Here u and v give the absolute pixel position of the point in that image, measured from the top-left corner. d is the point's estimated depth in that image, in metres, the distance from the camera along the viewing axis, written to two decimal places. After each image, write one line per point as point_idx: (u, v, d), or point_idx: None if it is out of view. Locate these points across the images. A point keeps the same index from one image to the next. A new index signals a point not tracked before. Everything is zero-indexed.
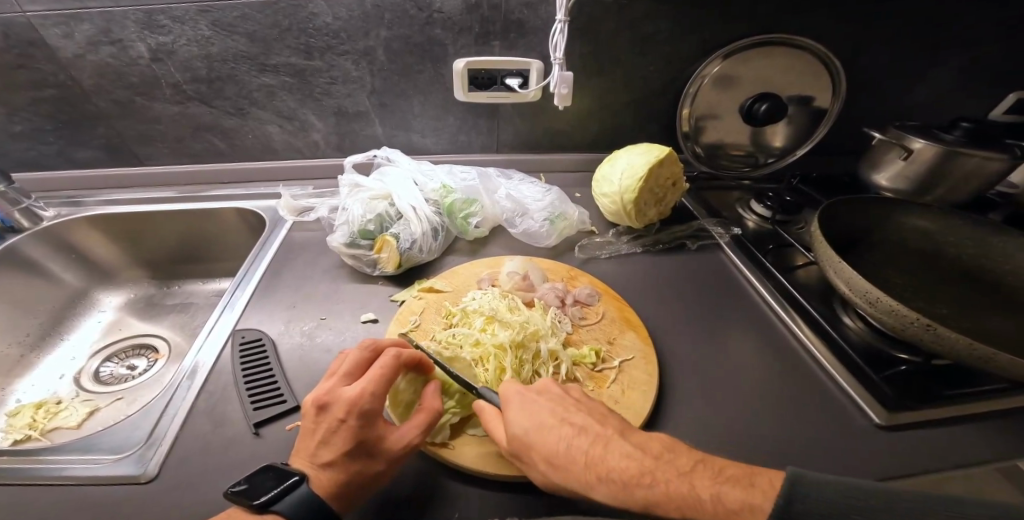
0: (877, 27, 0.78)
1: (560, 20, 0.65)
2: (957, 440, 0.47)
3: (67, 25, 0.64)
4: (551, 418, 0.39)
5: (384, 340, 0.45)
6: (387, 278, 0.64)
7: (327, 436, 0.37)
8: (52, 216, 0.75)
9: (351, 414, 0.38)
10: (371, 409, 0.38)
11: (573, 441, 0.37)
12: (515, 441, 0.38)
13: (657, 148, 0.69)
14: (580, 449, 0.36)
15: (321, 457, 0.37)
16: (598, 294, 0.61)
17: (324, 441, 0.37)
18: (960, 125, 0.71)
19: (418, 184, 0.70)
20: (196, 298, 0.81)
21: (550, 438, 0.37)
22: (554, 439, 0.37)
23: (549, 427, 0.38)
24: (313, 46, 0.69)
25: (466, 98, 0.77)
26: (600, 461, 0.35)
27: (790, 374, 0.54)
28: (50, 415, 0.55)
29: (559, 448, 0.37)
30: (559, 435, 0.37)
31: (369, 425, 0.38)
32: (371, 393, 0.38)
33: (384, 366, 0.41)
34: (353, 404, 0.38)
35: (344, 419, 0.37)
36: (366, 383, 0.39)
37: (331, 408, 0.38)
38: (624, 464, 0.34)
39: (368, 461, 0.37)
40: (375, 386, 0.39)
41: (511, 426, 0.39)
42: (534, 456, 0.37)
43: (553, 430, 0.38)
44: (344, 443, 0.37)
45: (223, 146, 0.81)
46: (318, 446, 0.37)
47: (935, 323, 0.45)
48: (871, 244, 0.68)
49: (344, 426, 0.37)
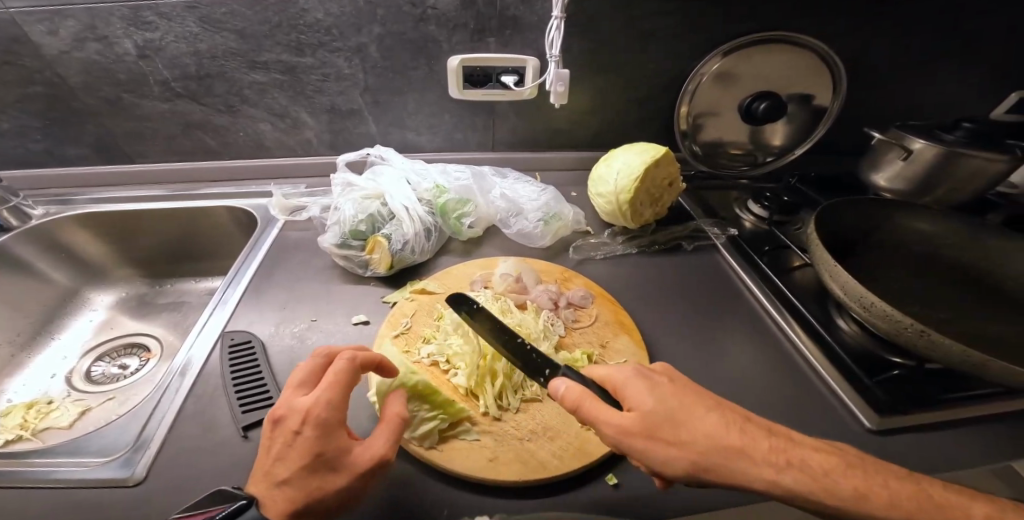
0: (879, 26, 0.77)
1: (556, 17, 0.64)
2: (954, 448, 0.46)
3: (52, 22, 0.63)
4: (699, 403, 0.35)
5: (340, 345, 0.44)
6: (380, 279, 0.63)
7: (282, 450, 0.36)
8: (40, 214, 0.74)
9: (305, 426, 0.37)
10: (327, 419, 0.37)
11: (742, 428, 0.34)
12: (657, 425, 0.34)
13: (653, 148, 0.68)
14: (759, 437, 0.34)
15: (279, 472, 0.35)
16: (592, 296, 0.61)
17: (280, 457, 0.36)
18: (962, 125, 0.70)
19: (412, 183, 0.69)
20: (189, 296, 0.81)
21: (712, 418, 0.34)
22: (708, 422, 0.34)
23: (704, 409, 0.35)
24: (305, 43, 0.68)
25: (460, 96, 0.76)
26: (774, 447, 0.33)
27: (785, 378, 0.53)
28: (41, 415, 0.54)
29: (727, 428, 0.34)
30: (722, 420, 0.34)
31: (324, 435, 0.36)
32: (323, 402, 0.37)
33: (336, 372, 0.39)
34: (306, 415, 0.37)
35: (299, 431, 0.36)
36: (319, 392, 0.38)
37: (286, 421, 0.37)
38: (823, 457, 0.33)
39: (328, 475, 0.35)
40: (328, 395, 0.38)
41: (652, 406, 0.35)
42: (688, 440, 0.33)
43: (707, 416, 0.34)
44: (298, 457, 0.35)
45: (214, 143, 0.80)
46: (275, 462, 0.36)
47: (930, 329, 0.44)
48: (868, 245, 0.68)
49: (298, 439, 0.36)
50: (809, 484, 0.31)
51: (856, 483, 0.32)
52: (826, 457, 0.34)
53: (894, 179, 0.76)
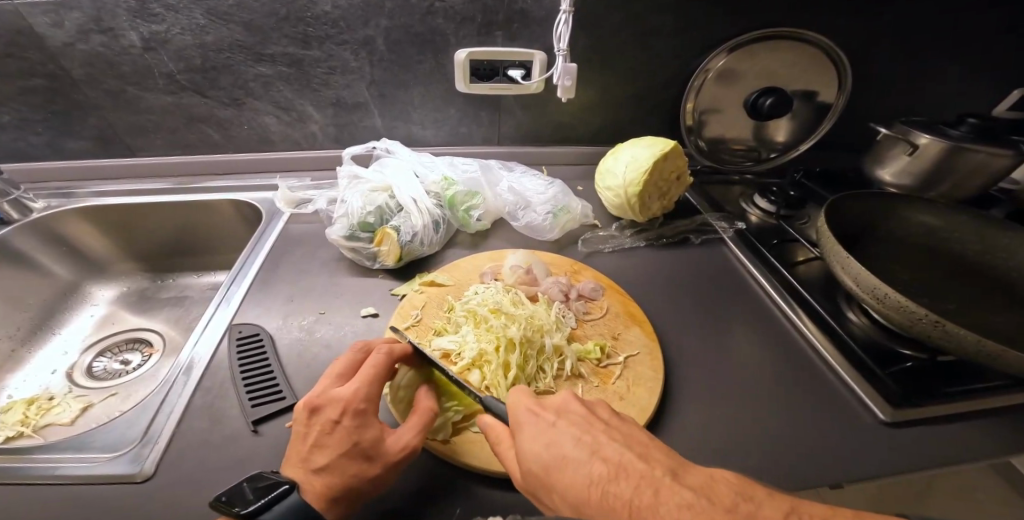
0: (883, 23, 0.77)
1: (565, 11, 0.64)
2: (967, 439, 0.46)
3: (56, 13, 0.62)
4: (576, 449, 0.33)
5: (375, 339, 0.45)
6: (387, 272, 0.63)
7: (320, 438, 0.37)
8: (41, 208, 0.73)
9: (345, 416, 0.37)
10: (366, 409, 0.38)
11: (605, 486, 0.31)
12: (533, 478, 0.34)
13: (661, 141, 0.68)
14: (619, 496, 0.29)
15: (315, 461, 0.36)
16: (602, 289, 0.61)
17: (317, 445, 0.36)
18: (967, 121, 0.71)
19: (419, 176, 0.69)
20: (191, 291, 0.80)
21: (578, 472, 0.32)
22: (572, 477, 0.32)
23: (574, 462, 0.33)
24: (312, 35, 0.68)
25: (467, 90, 0.76)
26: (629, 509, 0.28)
27: (797, 371, 0.53)
28: (42, 411, 0.54)
29: (589, 479, 0.31)
30: (590, 475, 0.32)
31: (364, 425, 0.37)
32: (364, 393, 0.39)
33: (376, 365, 0.41)
34: (346, 404, 0.38)
35: (338, 420, 0.37)
36: (359, 383, 0.39)
37: (325, 410, 0.38)
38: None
39: (364, 463, 0.36)
40: (367, 385, 0.39)
41: (528, 459, 0.35)
42: (557, 498, 0.32)
43: (576, 466, 0.32)
44: (338, 445, 0.36)
45: (218, 137, 0.79)
46: (311, 450, 0.36)
47: (944, 319, 0.44)
48: (875, 239, 0.68)
49: (337, 427, 0.37)
50: None
51: None
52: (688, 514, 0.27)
53: (899, 174, 0.76)
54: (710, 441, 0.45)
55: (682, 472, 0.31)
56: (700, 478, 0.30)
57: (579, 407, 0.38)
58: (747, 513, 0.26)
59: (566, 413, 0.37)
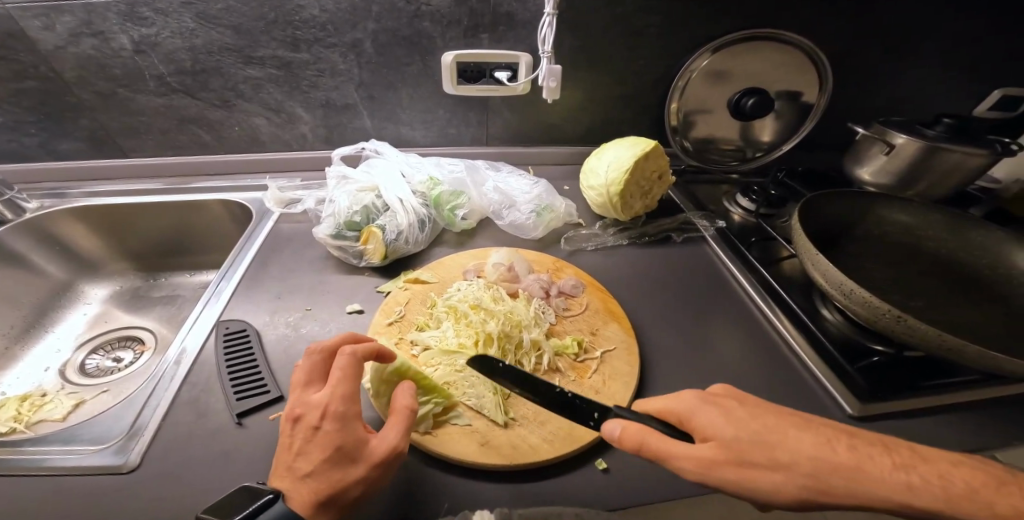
0: (863, 24, 0.79)
1: (549, 14, 0.66)
2: (932, 431, 0.48)
3: (48, 17, 0.63)
4: (781, 424, 0.33)
5: (341, 338, 0.44)
6: (374, 269, 0.64)
7: (303, 446, 0.37)
8: (34, 208, 0.74)
9: (324, 421, 0.38)
10: (344, 413, 0.38)
11: (834, 449, 0.31)
12: (748, 448, 0.32)
13: (643, 141, 0.70)
14: (756, 433, 0.32)
15: (301, 468, 0.36)
16: (583, 286, 0.62)
17: (301, 452, 0.37)
18: (942, 120, 0.72)
19: (406, 176, 0.70)
20: (183, 290, 0.81)
21: (801, 443, 0.31)
22: (798, 447, 0.31)
23: (785, 431, 0.32)
24: (301, 38, 0.69)
25: (455, 91, 0.77)
26: (770, 456, 0.31)
27: (770, 366, 0.54)
28: (35, 407, 0.55)
29: (812, 448, 0.31)
30: (806, 444, 0.32)
31: (343, 429, 0.38)
32: (339, 397, 0.39)
33: (344, 367, 0.40)
34: (324, 410, 0.38)
35: (318, 426, 0.37)
36: (333, 388, 0.39)
37: (303, 418, 0.38)
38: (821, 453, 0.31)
39: (348, 466, 0.36)
40: (341, 389, 0.39)
41: (724, 432, 0.33)
42: (782, 467, 0.31)
43: (792, 438, 0.32)
44: (320, 451, 0.36)
45: (209, 138, 0.81)
46: (296, 458, 0.37)
47: (906, 314, 0.46)
48: (851, 237, 0.70)
49: (318, 433, 0.37)
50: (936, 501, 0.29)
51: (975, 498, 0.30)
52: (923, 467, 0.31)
53: (877, 173, 0.78)
54: None
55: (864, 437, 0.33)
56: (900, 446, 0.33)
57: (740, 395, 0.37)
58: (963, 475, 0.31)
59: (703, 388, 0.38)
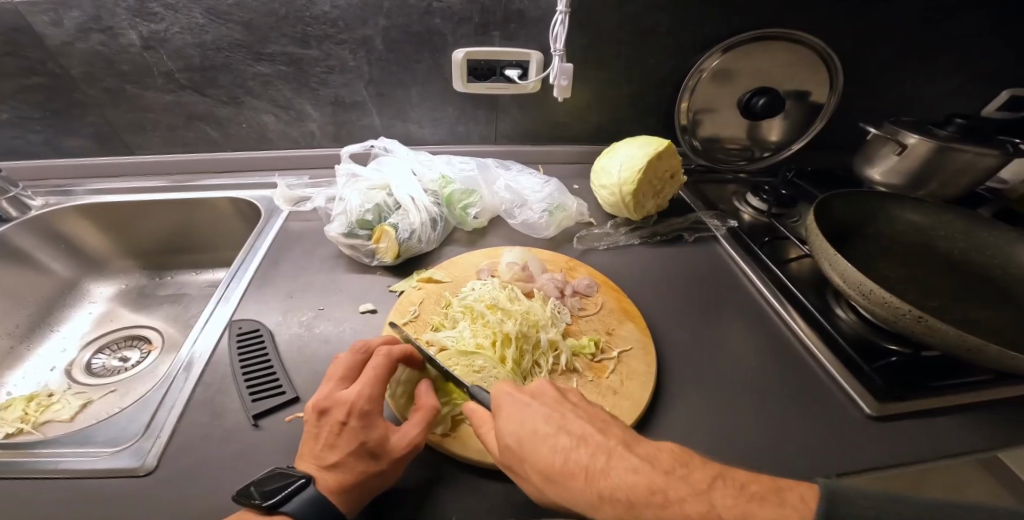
0: (875, 24, 0.79)
1: (561, 12, 0.65)
2: (952, 432, 0.48)
3: (56, 12, 0.63)
4: (586, 439, 0.35)
5: (374, 340, 0.45)
6: (386, 268, 0.64)
7: (330, 438, 0.37)
8: (39, 206, 0.73)
9: (351, 417, 0.38)
10: (370, 410, 0.39)
11: (625, 468, 0.32)
12: (552, 465, 0.35)
13: (656, 141, 0.69)
14: (580, 463, 0.34)
15: (327, 459, 0.37)
16: (597, 285, 0.62)
17: (327, 444, 0.37)
18: (954, 121, 0.72)
19: (417, 175, 0.70)
20: (189, 288, 0.81)
21: (600, 465, 0.33)
22: (590, 464, 0.34)
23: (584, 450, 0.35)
24: (311, 35, 0.68)
25: (465, 89, 0.77)
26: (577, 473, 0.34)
27: (786, 366, 0.54)
28: (42, 407, 0.54)
29: (607, 470, 0.33)
30: (600, 461, 0.33)
31: (369, 425, 0.38)
32: (368, 394, 0.39)
33: (377, 366, 0.41)
34: (352, 406, 0.38)
35: (345, 421, 0.38)
36: (363, 385, 0.40)
37: (332, 412, 0.38)
38: (630, 481, 0.31)
39: (372, 461, 0.36)
40: (370, 387, 0.39)
41: (537, 448, 0.36)
42: (572, 484, 0.33)
43: (585, 455, 0.34)
44: (346, 445, 0.37)
45: (217, 135, 0.80)
46: (322, 449, 0.37)
47: (927, 314, 0.45)
48: (864, 237, 0.70)
49: (344, 428, 0.37)
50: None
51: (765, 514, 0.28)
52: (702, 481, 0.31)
53: (888, 173, 0.77)
54: (700, 434, 0.46)
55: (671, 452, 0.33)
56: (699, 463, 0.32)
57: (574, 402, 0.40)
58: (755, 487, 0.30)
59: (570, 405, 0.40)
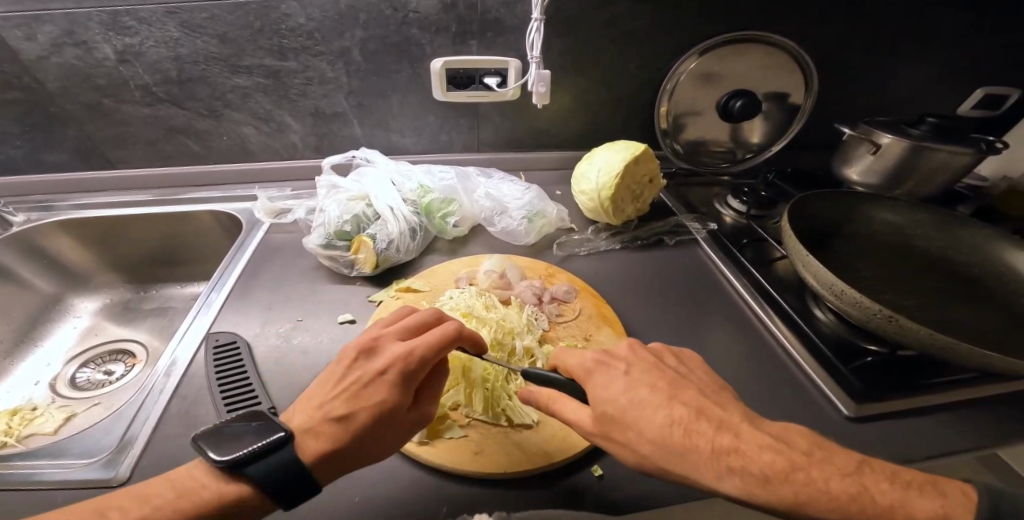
0: (847, 25, 0.80)
1: (536, 19, 0.66)
2: (927, 430, 0.48)
3: (29, 27, 0.63)
4: (656, 396, 0.37)
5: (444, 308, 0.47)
6: (366, 279, 0.64)
7: (356, 390, 0.38)
8: (20, 221, 0.74)
9: (392, 370, 0.38)
10: (414, 370, 0.39)
11: (689, 426, 0.34)
12: (607, 419, 0.37)
13: (633, 145, 0.70)
14: (633, 406, 0.36)
15: (332, 413, 0.37)
16: (575, 291, 0.62)
17: (348, 395, 0.38)
18: (926, 120, 0.73)
19: (397, 184, 0.70)
20: (174, 302, 0.80)
21: (654, 419, 0.35)
22: (651, 418, 0.35)
23: (652, 407, 0.36)
24: (288, 47, 0.69)
25: (444, 98, 0.77)
26: (626, 428, 0.36)
27: (764, 367, 0.55)
28: (25, 421, 0.53)
29: (666, 428, 0.35)
30: (667, 416, 0.35)
31: (404, 385, 0.38)
32: (423, 351, 0.39)
33: (447, 328, 0.41)
34: (401, 361, 0.39)
35: (383, 372, 0.38)
36: (419, 340, 0.40)
37: (371, 363, 0.39)
38: (670, 431, 0.34)
39: (348, 418, 0.36)
40: (426, 344, 0.40)
41: (601, 401, 0.37)
42: (631, 435, 0.35)
43: (655, 409, 0.36)
44: (371, 400, 0.37)
45: (197, 148, 0.80)
46: (336, 400, 0.37)
47: (898, 314, 0.46)
48: (842, 236, 0.70)
49: (380, 380, 0.38)
50: (749, 486, 0.31)
51: (844, 489, 0.30)
52: (773, 456, 0.32)
53: (865, 173, 0.78)
54: None
55: (738, 421, 0.35)
56: (751, 439, 0.33)
57: (639, 358, 0.41)
58: (820, 456, 0.33)
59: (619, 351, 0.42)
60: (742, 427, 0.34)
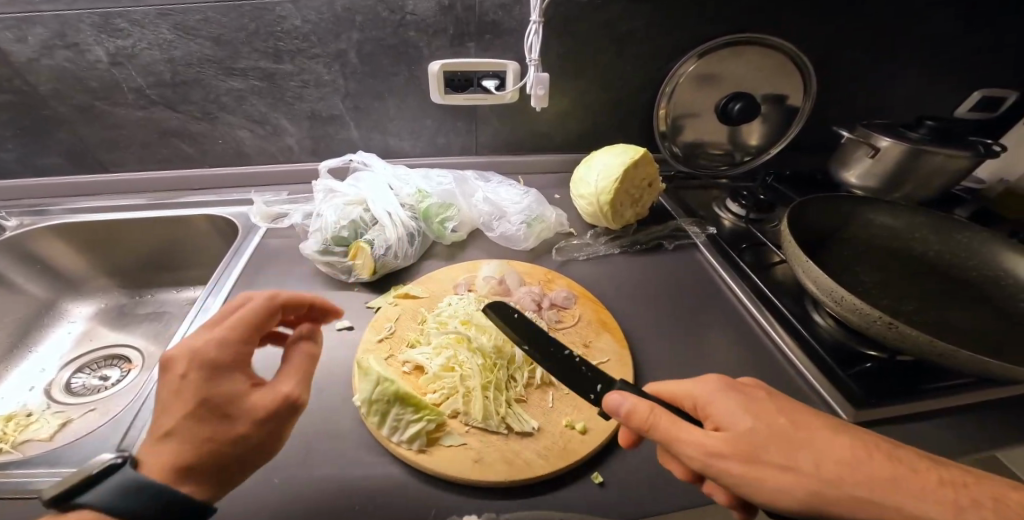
0: (845, 28, 0.80)
1: (533, 22, 0.66)
2: (927, 437, 0.48)
3: (20, 29, 0.62)
4: (821, 424, 0.32)
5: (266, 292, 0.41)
6: (363, 284, 0.63)
7: (177, 390, 0.33)
8: (13, 226, 0.73)
9: (191, 367, 0.33)
10: (214, 357, 0.34)
11: (871, 459, 0.30)
12: (750, 446, 0.31)
13: (632, 149, 0.70)
14: (790, 434, 0.31)
15: (165, 424, 0.31)
16: (575, 297, 0.62)
17: (170, 403, 0.32)
18: (925, 124, 0.73)
19: (394, 189, 0.69)
20: (169, 307, 0.80)
21: (830, 449, 0.30)
22: (818, 448, 0.30)
23: (822, 435, 0.31)
24: (284, 49, 0.68)
25: (442, 101, 0.77)
26: (781, 460, 0.30)
27: (764, 374, 0.54)
28: (21, 427, 0.52)
29: (847, 462, 0.29)
30: (835, 447, 0.30)
31: (216, 379, 0.34)
32: (213, 340, 0.35)
33: (243, 315, 0.37)
34: (193, 354, 0.34)
35: (185, 372, 0.33)
36: (215, 330, 0.35)
37: (180, 363, 0.33)
38: (849, 469, 0.29)
39: (222, 424, 0.32)
40: (221, 335, 0.35)
41: (746, 427, 0.32)
42: (794, 467, 0.30)
43: (819, 437, 0.31)
44: (188, 401, 0.32)
45: (192, 151, 0.79)
46: (163, 412, 0.32)
47: (897, 320, 0.46)
48: (840, 240, 0.70)
49: (185, 378, 0.33)
50: None
51: None
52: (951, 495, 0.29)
53: (864, 177, 0.78)
54: None
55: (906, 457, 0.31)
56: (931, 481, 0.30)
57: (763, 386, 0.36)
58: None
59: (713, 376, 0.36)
60: (824, 433, 0.31)
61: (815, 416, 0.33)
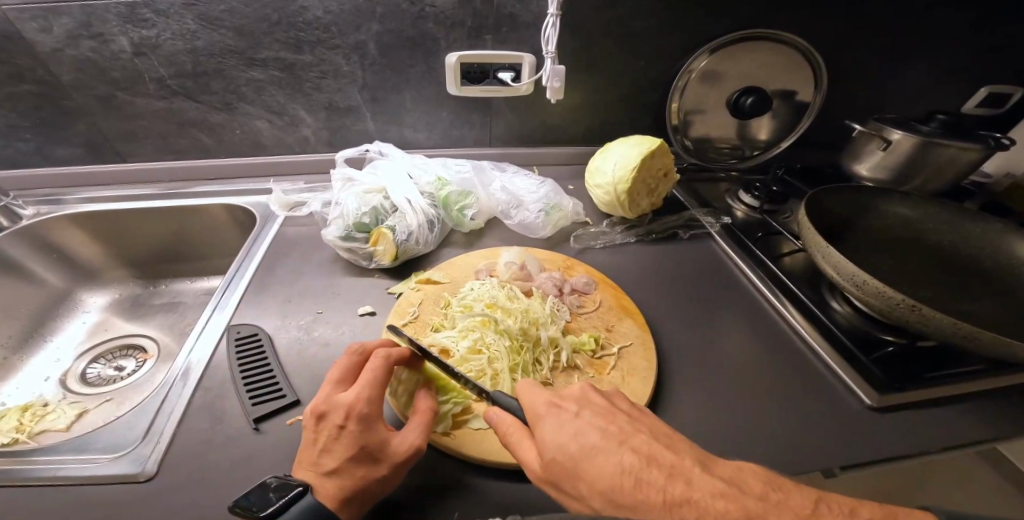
0: (856, 24, 0.81)
1: (552, 15, 0.66)
2: (947, 421, 0.49)
3: (45, 19, 0.62)
4: (602, 440, 0.35)
5: (371, 342, 0.45)
6: (384, 271, 0.64)
7: (328, 443, 0.37)
8: (30, 215, 0.73)
9: (349, 420, 0.38)
10: (368, 413, 0.38)
11: (638, 474, 0.32)
12: (555, 467, 0.34)
13: (648, 140, 0.70)
14: (591, 450, 0.34)
15: (326, 465, 0.36)
16: (595, 283, 0.62)
17: (326, 449, 0.37)
18: (936, 117, 0.75)
19: (413, 178, 0.70)
20: (185, 296, 0.80)
21: (603, 467, 0.33)
22: (604, 464, 0.33)
23: (593, 453, 0.34)
24: (304, 40, 0.69)
25: (458, 92, 0.77)
26: (574, 478, 0.33)
27: (784, 359, 0.55)
28: (37, 418, 0.52)
29: (615, 479, 0.32)
30: (619, 464, 0.33)
31: (368, 429, 0.38)
32: (366, 396, 0.39)
33: (375, 369, 0.41)
34: (349, 409, 0.38)
35: (343, 425, 0.37)
36: (359, 388, 0.39)
37: (330, 415, 0.38)
38: (647, 486, 0.31)
39: (372, 466, 0.36)
40: (368, 390, 0.39)
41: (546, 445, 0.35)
42: (585, 488, 0.33)
43: (598, 455, 0.33)
44: (345, 449, 0.36)
45: (210, 142, 0.80)
46: (321, 454, 0.37)
47: (921, 304, 0.46)
48: (855, 231, 0.71)
49: (344, 431, 0.37)
50: None
51: None
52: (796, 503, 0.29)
53: (875, 169, 0.79)
54: (705, 429, 0.46)
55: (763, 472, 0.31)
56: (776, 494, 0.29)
57: (600, 400, 0.39)
58: None
59: (568, 394, 0.40)
60: (635, 453, 0.33)
61: (664, 447, 0.34)
